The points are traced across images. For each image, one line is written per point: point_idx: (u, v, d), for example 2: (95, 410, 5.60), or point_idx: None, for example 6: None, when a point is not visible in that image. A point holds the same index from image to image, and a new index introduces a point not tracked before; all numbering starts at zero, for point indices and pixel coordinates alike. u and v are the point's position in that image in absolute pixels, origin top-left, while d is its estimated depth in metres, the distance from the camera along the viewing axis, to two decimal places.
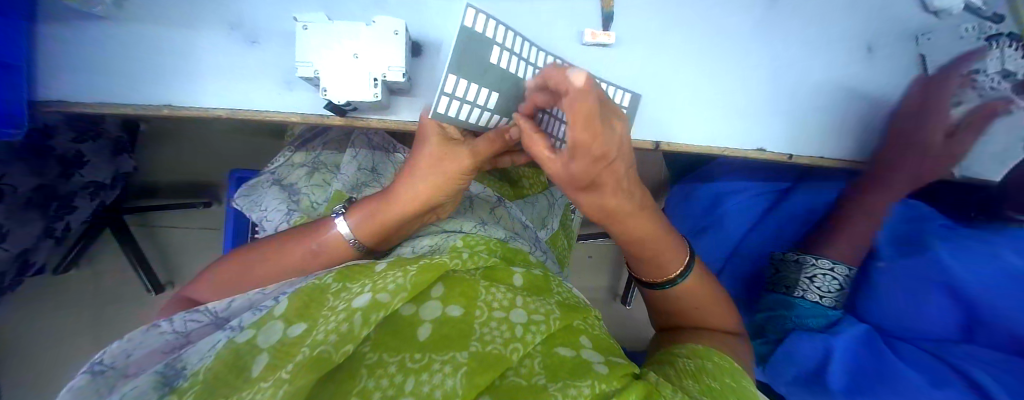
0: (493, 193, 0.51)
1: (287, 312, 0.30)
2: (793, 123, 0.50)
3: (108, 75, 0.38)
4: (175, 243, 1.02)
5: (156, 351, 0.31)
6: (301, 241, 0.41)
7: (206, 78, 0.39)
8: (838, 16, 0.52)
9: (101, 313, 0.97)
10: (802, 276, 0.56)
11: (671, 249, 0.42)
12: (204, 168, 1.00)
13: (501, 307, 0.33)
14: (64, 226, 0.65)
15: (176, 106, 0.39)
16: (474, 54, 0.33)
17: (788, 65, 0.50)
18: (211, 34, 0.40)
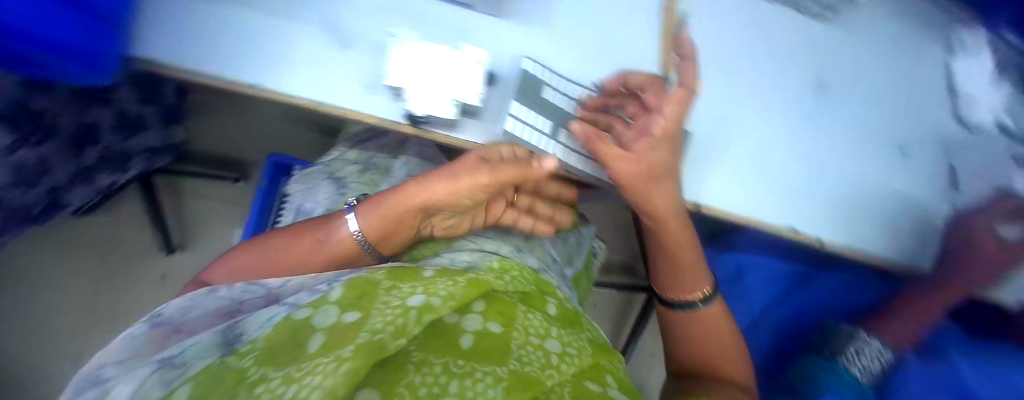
0: (529, 224, 0.54)
1: (342, 299, 0.31)
2: (828, 207, 0.54)
3: (205, 45, 0.41)
4: (193, 210, 1.04)
5: (212, 312, 0.32)
6: (315, 227, 0.44)
7: (297, 67, 0.43)
8: (876, 116, 0.57)
9: (106, 260, 0.99)
10: (851, 347, 0.58)
11: (697, 276, 0.52)
12: (241, 145, 1.03)
13: (537, 333, 0.34)
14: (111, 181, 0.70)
15: (265, 87, 0.42)
16: (531, 86, 0.45)
17: (828, 152, 0.55)
18: (311, 30, 0.44)
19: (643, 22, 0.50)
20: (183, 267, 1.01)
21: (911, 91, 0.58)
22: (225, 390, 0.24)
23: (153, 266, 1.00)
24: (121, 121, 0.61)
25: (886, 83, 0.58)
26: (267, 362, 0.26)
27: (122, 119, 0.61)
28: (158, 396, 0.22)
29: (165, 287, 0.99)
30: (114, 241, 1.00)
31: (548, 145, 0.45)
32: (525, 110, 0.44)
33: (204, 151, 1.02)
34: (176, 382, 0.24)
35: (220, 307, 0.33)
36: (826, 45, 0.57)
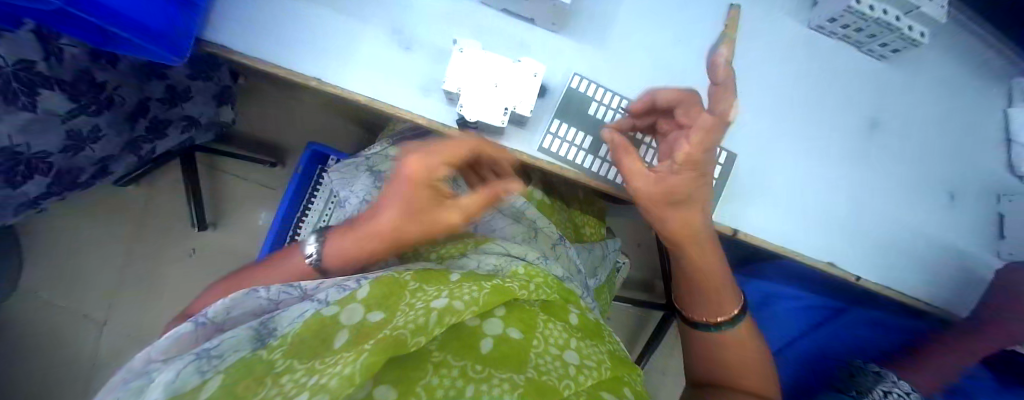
0: (556, 231, 0.55)
1: (369, 298, 0.32)
2: (864, 243, 0.57)
3: (276, 38, 0.44)
4: (226, 188, 1.08)
5: (251, 312, 0.34)
6: (279, 271, 0.43)
7: (356, 64, 0.45)
8: (922, 161, 0.60)
9: (142, 230, 1.04)
10: (879, 387, 0.53)
11: (726, 294, 0.49)
12: (281, 132, 1.07)
13: (557, 345, 0.34)
14: (150, 149, 0.70)
15: (324, 82, 0.44)
16: (579, 103, 0.46)
17: (869, 191, 0.58)
18: (375, 30, 0.45)
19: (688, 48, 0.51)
20: (212, 242, 1.05)
21: (956, 140, 0.61)
22: (255, 379, 0.25)
23: (184, 239, 1.04)
24: (168, 92, 0.62)
25: (934, 129, 0.61)
26: (294, 357, 0.27)
27: (169, 91, 0.63)
28: (195, 385, 0.24)
29: (192, 263, 1.04)
30: (149, 211, 1.04)
31: (586, 160, 0.46)
32: (565, 127, 0.46)
33: (246, 133, 1.06)
34: (211, 372, 0.25)
35: (259, 306, 0.34)
36: (875, 87, 0.59)
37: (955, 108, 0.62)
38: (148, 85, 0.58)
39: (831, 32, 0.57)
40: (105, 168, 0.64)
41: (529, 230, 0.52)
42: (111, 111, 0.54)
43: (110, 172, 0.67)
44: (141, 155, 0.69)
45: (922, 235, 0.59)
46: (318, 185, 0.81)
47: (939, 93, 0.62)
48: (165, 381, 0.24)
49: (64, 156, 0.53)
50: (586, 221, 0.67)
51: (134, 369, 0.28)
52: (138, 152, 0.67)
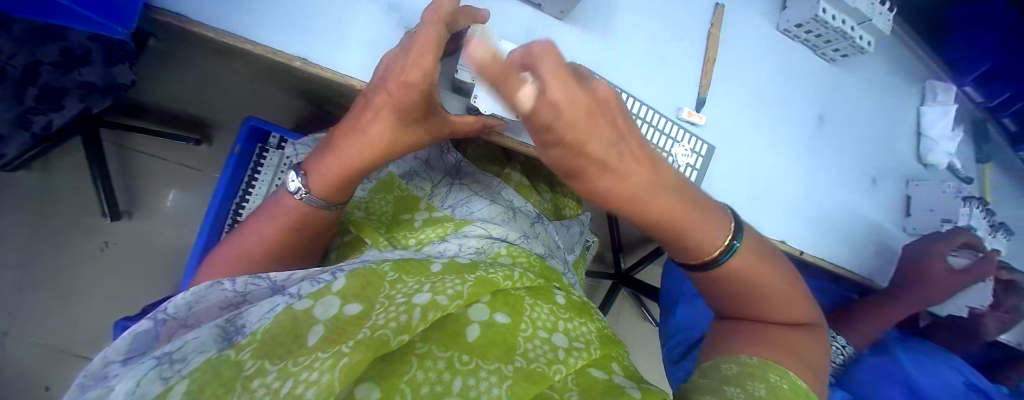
0: (534, 210, 0.55)
1: (344, 290, 0.29)
2: (807, 223, 0.65)
3: (249, 11, 0.39)
4: (145, 169, 0.94)
5: (216, 306, 0.30)
6: (274, 217, 0.40)
7: (349, 42, 0.43)
8: (852, 154, 0.71)
9: (37, 223, 0.88)
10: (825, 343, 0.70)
11: (711, 218, 0.35)
12: (210, 104, 0.95)
13: (544, 327, 0.34)
14: (45, 123, 0.58)
15: (310, 61, 0.41)
16: None
17: (815, 178, 0.66)
18: (370, 6, 0.44)
19: (669, 44, 0.54)
20: (132, 233, 0.93)
21: (872, 136, 0.74)
22: (222, 384, 0.22)
23: (95, 230, 0.90)
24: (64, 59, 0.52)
25: (864, 126, 0.73)
26: (262, 358, 0.24)
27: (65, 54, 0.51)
28: (157, 393, 0.21)
29: (107, 258, 0.91)
30: (47, 197, 0.88)
31: None
32: None
33: (169, 108, 0.93)
34: (175, 379, 0.21)
35: (225, 300, 0.30)
36: (823, 88, 0.67)
37: (873, 108, 0.74)
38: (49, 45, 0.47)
39: (794, 35, 0.63)
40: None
41: (507, 210, 0.52)
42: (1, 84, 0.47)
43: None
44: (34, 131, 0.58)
45: (849, 215, 0.70)
46: (250, 185, 0.72)
47: (863, 96, 0.73)
48: (125, 390, 0.21)
49: None
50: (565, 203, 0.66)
51: (93, 372, 0.23)
52: (27, 127, 0.56)
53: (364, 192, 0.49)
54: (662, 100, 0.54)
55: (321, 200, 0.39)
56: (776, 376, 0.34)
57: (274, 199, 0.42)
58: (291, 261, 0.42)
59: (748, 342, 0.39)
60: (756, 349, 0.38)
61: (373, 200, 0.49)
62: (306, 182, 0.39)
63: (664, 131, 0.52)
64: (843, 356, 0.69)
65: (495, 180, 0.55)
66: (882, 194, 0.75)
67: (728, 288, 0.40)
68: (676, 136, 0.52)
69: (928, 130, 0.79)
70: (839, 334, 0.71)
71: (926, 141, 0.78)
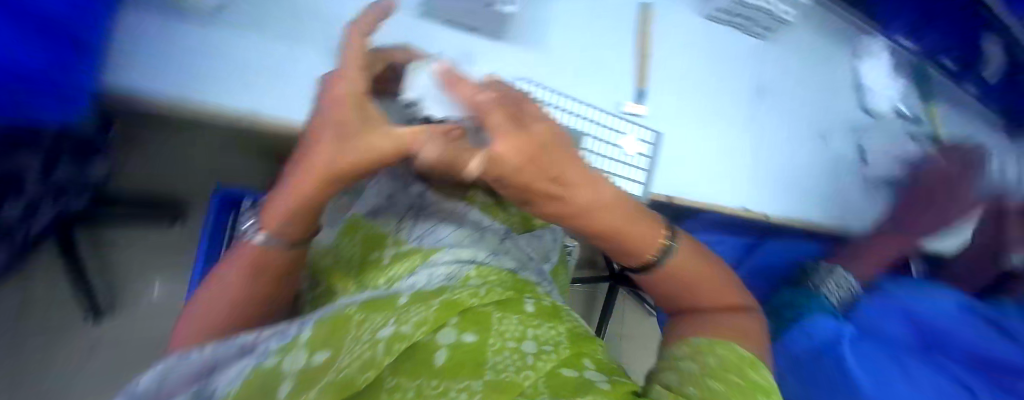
0: (502, 227, 0.56)
1: (314, 338, 0.27)
2: (767, 187, 0.69)
3: (194, 76, 0.41)
4: (124, 259, 0.94)
5: (180, 381, 0.25)
6: (234, 266, 0.35)
7: (296, 89, 0.46)
8: (800, 113, 0.74)
9: (17, 333, 0.85)
10: (832, 280, 0.72)
11: (638, 232, 0.39)
12: (177, 181, 0.96)
13: (513, 337, 0.35)
14: (27, 235, 0.62)
15: (262, 113, 0.44)
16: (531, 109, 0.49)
17: (766, 146, 0.69)
18: (311, 57, 0.47)
19: (601, 46, 0.57)
20: (121, 326, 0.92)
21: (816, 96, 0.76)
22: None
23: (82, 329, 0.89)
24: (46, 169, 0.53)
25: (809, 85, 0.75)
26: None
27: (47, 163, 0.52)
28: None
29: (97, 356, 0.89)
30: (26, 304, 0.86)
31: None
32: None
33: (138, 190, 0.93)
34: None
35: (189, 374, 0.25)
36: (756, 60, 0.70)
37: (812, 69, 0.76)
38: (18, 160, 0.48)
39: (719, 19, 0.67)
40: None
41: (473, 231, 0.52)
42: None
43: None
44: (15, 243, 0.60)
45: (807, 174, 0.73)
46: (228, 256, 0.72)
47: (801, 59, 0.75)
48: None
49: None
50: None
51: None
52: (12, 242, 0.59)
53: (332, 238, 0.51)
54: (604, 98, 0.56)
55: (280, 240, 0.34)
56: (722, 347, 0.38)
57: (236, 246, 0.37)
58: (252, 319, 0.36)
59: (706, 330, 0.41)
60: (716, 331, 0.40)
61: (342, 245, 0.50)
62: (261, 221, 0.34)
63: (613, 126, 0.54)
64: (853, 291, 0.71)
65: (459, 204, 0.54)
66: (834, 147, 0.78)
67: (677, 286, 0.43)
68: (623, 129, 0.55)
69: (867, 81, 0.82)
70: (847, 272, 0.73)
71: (868, 92, 0.81)
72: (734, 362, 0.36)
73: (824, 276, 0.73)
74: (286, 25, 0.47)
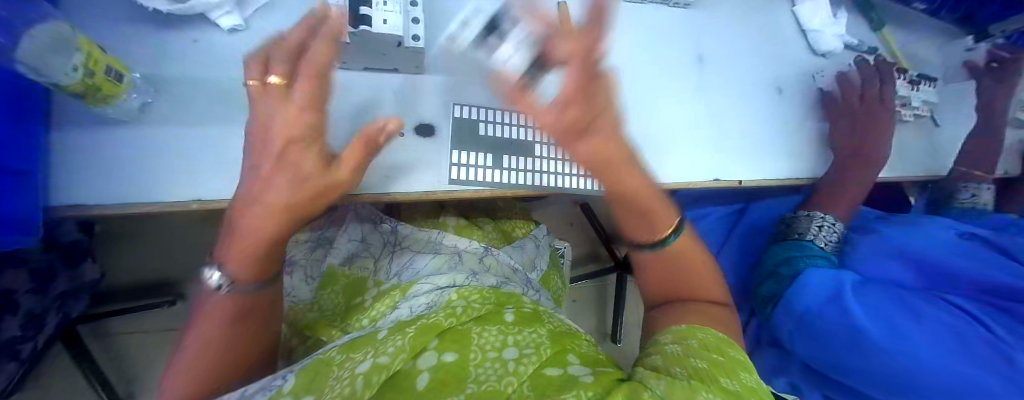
0: (480, 245, 0.56)
1: (294, 388, 0.31)
2: (734, 153, 0.64)
3: (128, 178, 0.40)
4: (133, 349, 0.94)
5: None
6: (202, 319, 0.37)
7: (229, 167, 0.43)
8: (751, 66, 0.70)
9: None
10: (813, 225, 0.64)
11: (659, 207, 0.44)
12: (167, 264, 0.97)
13: (494, 348, 0.36)
14: (30, 347, 0.60)
15: (204, 199, 0.42)
16: (468, 128, 0.50)
17: (723, 112, 0.65)
18: (239, 127, 0.45)
19: None
20: None
21: (763, 50, 0.71)
22: None
23: None
24: (36, 280, 0.57)
25: (751, 38, 0.71)
26: None
27: (34, 277, 0.56)
28: None
29: None
30: None
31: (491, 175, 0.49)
32: (464, 153, 0.48)
33: (132, 280, 0.95)
34: None
35: None
36: (691, 28, 0.68)
37: (752, 23, 0.72)
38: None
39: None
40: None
41: (451, 256, 0.53)
42: None
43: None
44: (22, 358, 0.60)
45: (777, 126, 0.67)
46: None
47: (736, 16, 0.72)
48: None
49: None
50: (514, 225, 0.67)
51: None
52: (19, 356, 0.59)
53: (312, 291, 0.54)
54: None
55: (245, 283, 0.37)
56: (702, 332, 0.38)
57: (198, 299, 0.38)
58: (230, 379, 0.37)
59: (688, 316, 0.41)
60: (693, 317, 0.41)
61: (324, 296, 0.52)
62: (218, 264, 0.36)
63: None
64: (836, 234, 0.65)
65: (434, 232, 0.56)
66: (798, 100, 0.70)
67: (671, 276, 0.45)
68: None
69: (808, 24, 0.73)
70: (823, 214, 0.66)
71: (812, 34, 0.73)
72: (714, 343, 0.36)
73: (806, 223, 0.65)
74: (211, 105, 0.45)
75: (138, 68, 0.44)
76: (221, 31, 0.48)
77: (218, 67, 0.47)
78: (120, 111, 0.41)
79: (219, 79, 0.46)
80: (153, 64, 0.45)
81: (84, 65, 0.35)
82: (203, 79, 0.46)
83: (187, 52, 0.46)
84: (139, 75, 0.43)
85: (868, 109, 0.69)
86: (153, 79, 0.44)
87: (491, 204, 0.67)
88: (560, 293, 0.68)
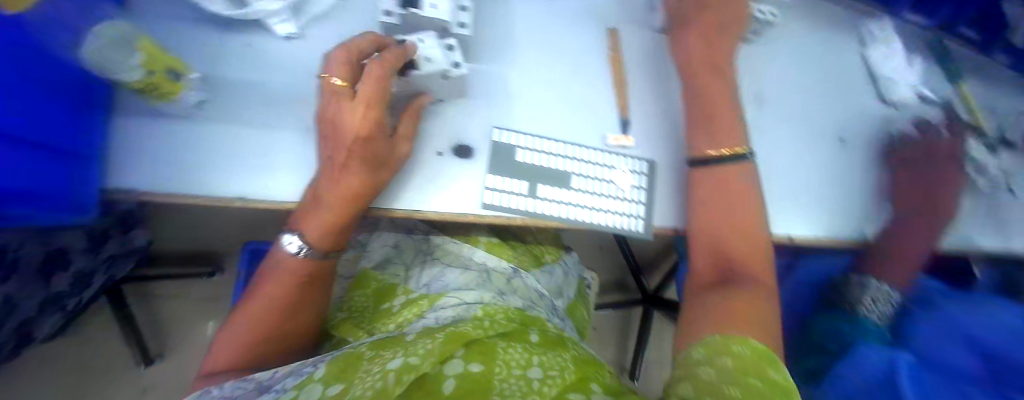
0: (508, 265, 0.56)
1: (326, 376, 0.33)
2: (786, 205, 0.60)
3: (182, 170, 0.43)
4: (168, 313, 1.00)
5: None
6: (276, 281, 0.44)
7: (274, 168, 0.46)
8: (809, 111, 0.67)
9: (79, 388, 0.92)
10: (865, 297, 0.63)
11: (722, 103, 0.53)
12: (211, 238, 1.02)
13: (518, 365, 0.36)
14: (76, 301, 0.65)
15: (249, 197, 0.44)
16: (505, 154, 0.50)
17: (778, 160, 0.62)
18: (288, 130, 0.47)
19: (581, 82, 0.57)
20: (167, 376, 0.96)
21: (825, 100, 0.68)
22: None
23: (134, 382, 0.94)
24: (89, 242, 0.60)
25: (813, 84, 0.69)
26: None
27: (91, 238, 0.60)
28: None
29: None
30: (85, 361, 0.93)
31: (529, 203, 0.49)
32: (500, 178, 0.49)
33: (176, 250, 1.01)
34: None
35: None
36: (749, 68, 0.66)
37: (815, 70, 0.69)
38: (57, 237, 0.54)
39: None
40: (30, 333, 0.60)
41: (480, 273, 0.54)
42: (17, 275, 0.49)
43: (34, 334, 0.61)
44: (69, 309, 0.66)
45: (832, 179, 0.64)
46: None
47: (797, 60, 0.69)
48: None
49: None
50: (545, 250, 0.65)
51: None
52: (63, 308, 0.63)
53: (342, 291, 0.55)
54: (586, 134, 0.54)
55: (318, 251, 0.44)
56: (739, 345, 0.38)
57: (270, 263, 0.46)
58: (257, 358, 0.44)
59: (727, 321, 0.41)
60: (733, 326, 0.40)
61: (354, 298, 0.53)
62: (297, 234, 0.44)
63: (594, 161, 0.52)
64: (894, 306, 0.62)
65: (464, 246, 0.57)
66: (860, 153, 0.66)
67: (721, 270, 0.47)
68: (610, 164, 0.53)
69: (880, 71, 0.70)
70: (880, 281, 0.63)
71: (884, 81, 0.70)
72: (749, 363, 0.36)
73: (858, 292, 0.64)
74: (264, 107, 0.48)
75: (197, 66, 0.47)
76: (277, 37, 0.51)
77: (275, 71, 0.49)
78: (175, 107, 0.44)
79: (274, 84, 0.49)
80: (212, 65, 0.48)
81: (141, 64, 0.39)
82: (259, 81, 0.48)
83: (242, 54, 0.49)
84: (197, 74, 0.46)
85: (940, 162, 0.65)
86: (210, 79, 0.47)
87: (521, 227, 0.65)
88: (583, 326, 0.67)
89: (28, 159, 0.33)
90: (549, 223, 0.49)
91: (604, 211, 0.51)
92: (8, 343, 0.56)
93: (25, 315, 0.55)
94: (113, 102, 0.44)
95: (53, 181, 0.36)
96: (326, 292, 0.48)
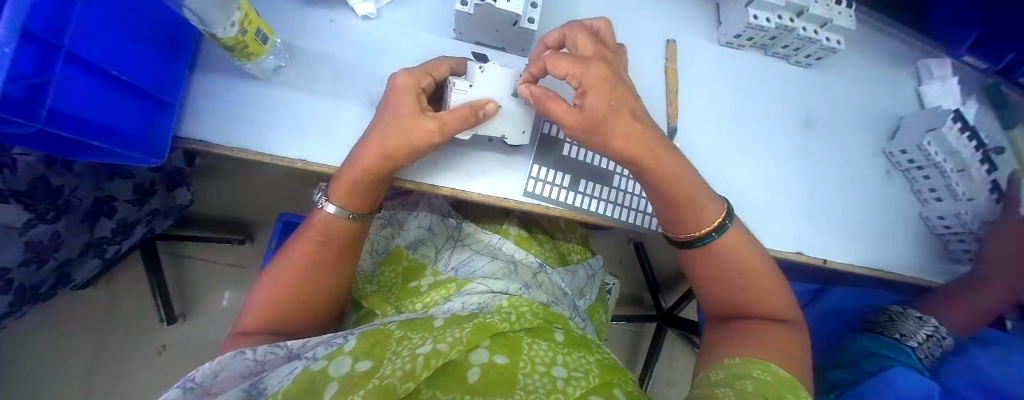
0: (536, 260, 0.57)
1: (355, 349, 0.34)
2: (820, 229, 0.60)
3: (246, 130, 0.46)
4: (194, 275, 1.04)
5: (238, 374, 0.34)
6: (304, 239, 0.45)
7: (337, 138, 0.47)
8: (858, 140, 0.65)
9: (103, 334, 0.97)
10: (921, 332, 0.58)
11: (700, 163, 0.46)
12: (244, 206, 1.06)
13: (544, 363, 0.37)
14: (116, 249, 0.65)
15: (310, 161, 0.46)
16: (552, 145, 0.50)
17: (821, 184, 0.62)
18: (353, 102, 0.49)
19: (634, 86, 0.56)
20: (186, 335, 1.00)
21: (877, 131, 0.66)
22: None
23: (155, 335, 0.98)
24: (138, 195, 0.62)
25: (871, 114, 0.66)
26: None
27: (138, 191, 0.61)
28: None
29: (164, 360, 0.98)
30: (114, 310, 0.98)
31: (568, 197, 0.50)
32: (545, 169, 0.50)
33: (210, 215, 1.05)
34: None
35: (246, 368, 0.34)
36: (807, 90, 0.64)
37: (875, 103, 0.67)
38: (106, 187, 0.56)
39: (739, 45, 0.61)
40: (68, 275, 0.59)
41: (508, 264, 0.54)
42: (69, 215, 0.52)
43: (71, 278, 0.60)
44: (107, 257, 0.64)
45: (869, 207, 0.63)
46: None
47: (860, 87, 0.67)
48: None
49: (28, 272, 0.51)
50: (571, 249, 0.66)
51: None
52: (103, 255, 0.63)
53: (374, 265, 0.57)
54: None
55: (347, 211, 0.45)
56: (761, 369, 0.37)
57: (304, 224, 0.47)
58: (291, 327, 0.44)
59: (750, 344, 0.41)
60: (756, 350, 0.40)
61: (384, 273, 0.55)
62: (329, 194, 0.45)
63: None
64: (941, 348, 0.58)
65: (494, 236, 0.58)
66: (902, 187, 0.65)
67: (744, 281, 0.45)
68: None
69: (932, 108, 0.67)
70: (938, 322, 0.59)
71: None
72: (769, 386, 0.34)
73: (912, 326, 0.59)
74: (334, 77, 0.49)
75: (282, 35, 0.48)
76: (353, 17, 0.51)
77: (347, 49, 0.50)
78: (259, 68, 0.45)
79: (346, 60, 0.50)
80: (287, 33, 0.49)
81: (239, 23, 0.37)
82: (326, 54, 0.49)
83: (323, 30, 0.50)
84: (279, 41, 0.47)
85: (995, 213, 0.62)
86: (288, 45, 0.48)
87: (552, 222, 0.66)
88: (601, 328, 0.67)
89: (110, 99, 0.35)
90: (590, 218, 0.51)
91: (639, 212, 0.53)
92: (47, 283, 0.56)
93: (67, 256, 0.55)
94: (195, 57, 0.46)
95: (132, 122, 0.38)
96: (355, 264, 0.49)
